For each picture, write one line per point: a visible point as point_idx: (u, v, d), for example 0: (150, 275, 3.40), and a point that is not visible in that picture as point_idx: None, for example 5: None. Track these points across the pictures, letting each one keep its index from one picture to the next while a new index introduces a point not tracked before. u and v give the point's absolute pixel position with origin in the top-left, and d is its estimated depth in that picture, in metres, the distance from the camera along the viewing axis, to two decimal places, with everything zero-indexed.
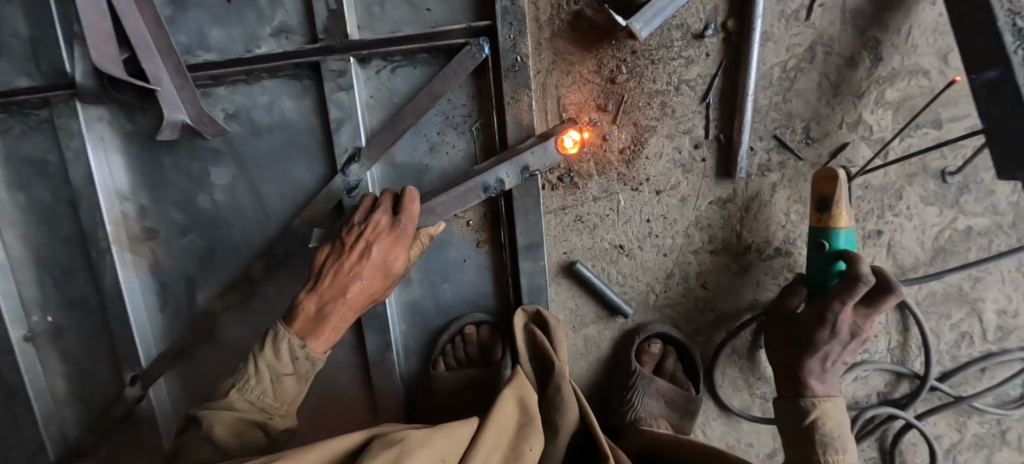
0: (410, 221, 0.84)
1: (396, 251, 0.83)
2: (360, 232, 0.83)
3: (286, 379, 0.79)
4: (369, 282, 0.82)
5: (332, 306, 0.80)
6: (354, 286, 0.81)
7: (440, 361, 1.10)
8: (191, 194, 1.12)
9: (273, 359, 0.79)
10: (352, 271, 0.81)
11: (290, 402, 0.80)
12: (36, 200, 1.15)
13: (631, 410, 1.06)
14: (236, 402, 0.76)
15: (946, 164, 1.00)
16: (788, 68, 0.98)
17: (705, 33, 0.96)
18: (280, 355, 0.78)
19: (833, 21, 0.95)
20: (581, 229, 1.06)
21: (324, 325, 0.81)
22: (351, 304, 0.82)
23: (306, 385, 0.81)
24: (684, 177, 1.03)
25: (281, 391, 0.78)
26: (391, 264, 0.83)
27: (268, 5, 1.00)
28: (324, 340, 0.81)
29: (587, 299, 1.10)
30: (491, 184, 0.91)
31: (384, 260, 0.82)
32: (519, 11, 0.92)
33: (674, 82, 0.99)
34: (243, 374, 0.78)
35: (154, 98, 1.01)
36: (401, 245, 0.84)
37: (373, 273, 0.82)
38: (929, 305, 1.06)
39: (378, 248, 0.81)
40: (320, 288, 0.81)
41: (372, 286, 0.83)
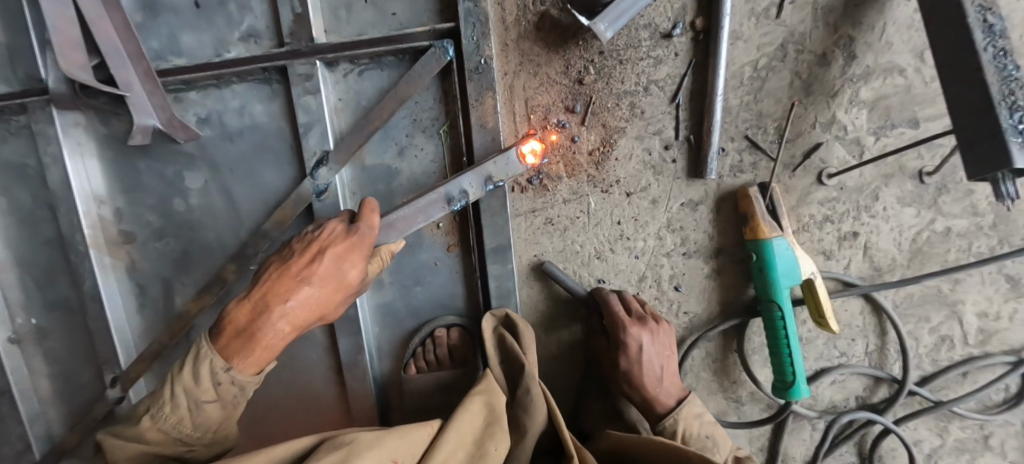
0: (371, 230, 0.82)
1: (349, 260, 0.80)
2: (313, 240, 0.81)
3: (207, 406, 0.75)
4: (316, 292, 0.77)
5: (267, 320, 0.74)
6: (297, 296, 0.76)
7: (411, 364, 1.10)
8: (166, 197, 1.13)
9: (193, 386, 0.74)
10: (296, 280, 0.76)
11: (208, 429, 0.77)
12: (18, 204, 1.17)
13: None
14: (147, 432, 0.74)
15: (923, 164, 0.98)
16: (758, 67, 0.96)
17: (673, 32, 0.95)
18: (202, 378, 0.74)
19: (804, 18, 0.94)
20: (551, 232, 1.05)
21: (254, 342, 0.74)
22: (291, 319, 0.76)
23: (230, 413, 0.78)
24: (655, 179, 1.02)
25: (199, 417, 0.75)
26: (344, 272, 0.79)
27: (237, 9, 1.01)
28: (253, 362, 0.75)
29: (559, 301, 1.09)
30: (454, 195, 0.90)
31: (338, 267, 0.79)
32: (482, 13, 0.92)
33: (643, 82, 0.98)
34: (158, 400, 0.75)
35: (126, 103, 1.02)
36: (355, 254, 0.80)
37: (321, 280, 0.77)
38: (907, 308, 1.04)
39: (331, 254, 0.78)
40: (257, 299, 0.76)
41: (319, 297, 0.77)
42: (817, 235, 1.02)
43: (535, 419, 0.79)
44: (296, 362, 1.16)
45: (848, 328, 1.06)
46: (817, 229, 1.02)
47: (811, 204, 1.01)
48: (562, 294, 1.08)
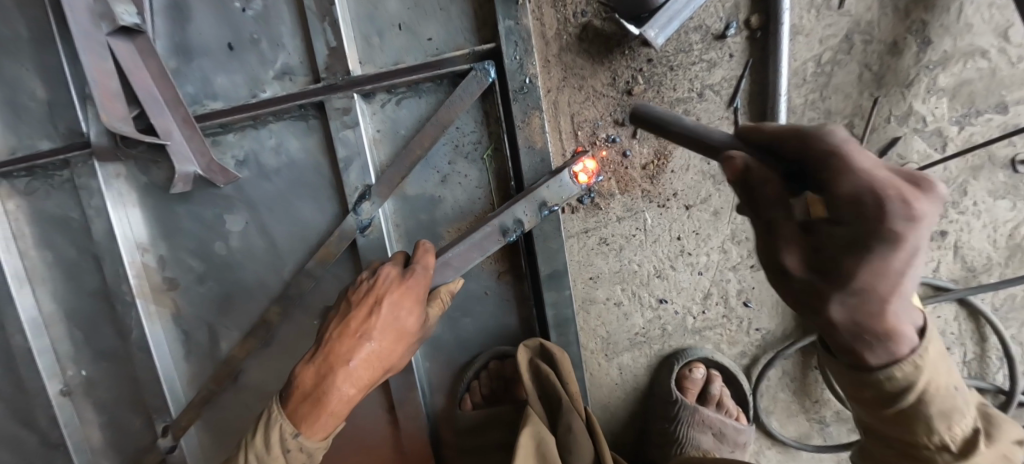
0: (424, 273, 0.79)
1: (408, 306, 0.76)
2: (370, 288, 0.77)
3: None
4: (380, 345, 0.74)
5: (335, 381, 0.70)
6: (360, 353, 0.72)
7: (466, 399, 1.05)
8: (207, 241, 1.11)
9: (263, 452, 0.70)
10: (361, 335, 0.73)
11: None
12: (64, 257, 1.17)
13: (676, 444, 0.99)
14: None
15: (1016, 152, 0.89)
16: (822, 62, 0.89)
17: (726, 33, 0.89)
18: (273, 443, 0.69)
19: (870, 6, 0.87)
20: (607, 252, 0.99)
21: (321, 407, 0.70)
22: (358, 378, 0.72)
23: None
24: (716, 188, 0.95)
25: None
26: (404, 320, 0.76)
27: (270, 47, 0.99)
28: (320, 428, 0.70)
29: (618, 325, 1.02)
30: (509, 226, 0.86)
31: (397, 316, 0.75)
32: (524, 31, 0.87)
33: (696, 88, 0.92)
34: None
35: (165, 151, 1.01)
36: (412, 298, 0.77)
37: (383, 332, 0.74)
38: (1008, 311, 0.94)
39: (388, 302, 0.75)
40: (321, 360, 0.72)
41: (380, 351, 0.74)
42: None
43: (581, 456, 0.84)
44: None
45: (942, 336, 0.96)
46: None
47: None
48: (621, 318, 1.02)
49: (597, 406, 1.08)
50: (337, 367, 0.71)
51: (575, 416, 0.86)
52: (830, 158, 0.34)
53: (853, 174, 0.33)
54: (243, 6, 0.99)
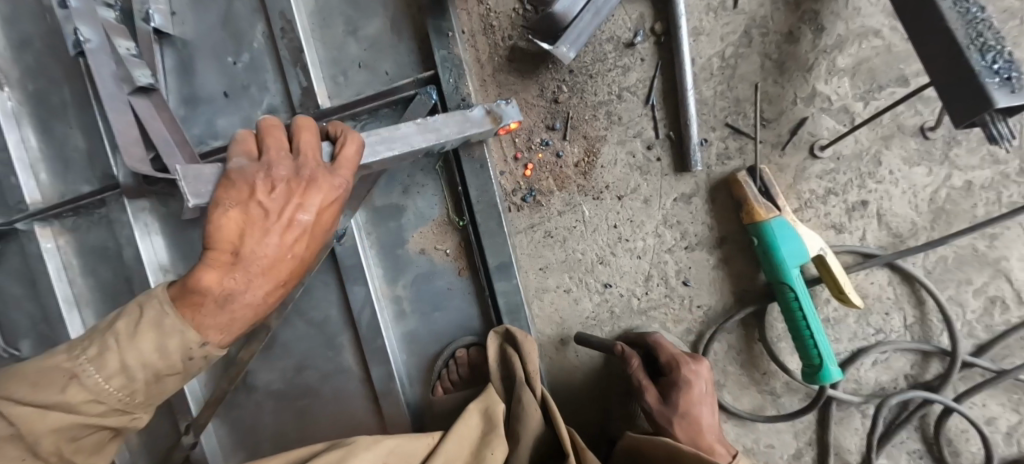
0: (343, 172, 0.72)
1: (314, 197, 0.69)
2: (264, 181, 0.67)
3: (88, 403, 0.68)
4: (283, 242, 0.68)
5: (232, 289, 0.67)
6: (257, 244, 0.67)
7: (438, 386, 1.15)
8: None
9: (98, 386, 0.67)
10: (252, 238, 0.67)
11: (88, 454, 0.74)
12: (105, 281, 1.39)
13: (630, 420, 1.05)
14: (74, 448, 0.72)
15: (923, 120, 0.94)
16: (726, 57, 0.98)
17: (635, 40, 1.00)
18: (171, 352, 0.68)
19: (762, 3, 0.96)
20: (552, 244, 1.10)
21: (232, 318, 0.70)
22: (256, 279, 0.69)
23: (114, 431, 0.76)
24: (644, 178, 1.04)
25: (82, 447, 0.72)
26: (301, 213, 0.68)
27: (258, 92, 1.19)
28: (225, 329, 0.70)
29: (570, 310, 1.11)
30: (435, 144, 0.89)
31: (314, 207, 0.70)
32: (456, 58, 1.02)
33: (615, 91, 1.03)
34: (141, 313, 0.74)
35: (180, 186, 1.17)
36: (321, 191, 0.70)
37: (280, 229, 0.68)
38: (942, 273, 0.97)
39: (286, 193, 0.68)
40: (225, 263, 0.67)
41: (284, 240, 0.68)
42: (823, 210, 0.99)
43: (527, 425, 0.87)
44: (338, 394, 1.26)
45: (879, 301, 1.00)
46: (821, 203, 0.99)
47: (809, 180, 0.99)
48: (572, 304, 1.11)
49: (558, 389, 1.15)
50: (233, 267, 0.67)
51: (530, 388, 0.92)
52: (654, 346, 0.97)
53: (665, 352, 0.94)
54: (235, 61, 1.19)
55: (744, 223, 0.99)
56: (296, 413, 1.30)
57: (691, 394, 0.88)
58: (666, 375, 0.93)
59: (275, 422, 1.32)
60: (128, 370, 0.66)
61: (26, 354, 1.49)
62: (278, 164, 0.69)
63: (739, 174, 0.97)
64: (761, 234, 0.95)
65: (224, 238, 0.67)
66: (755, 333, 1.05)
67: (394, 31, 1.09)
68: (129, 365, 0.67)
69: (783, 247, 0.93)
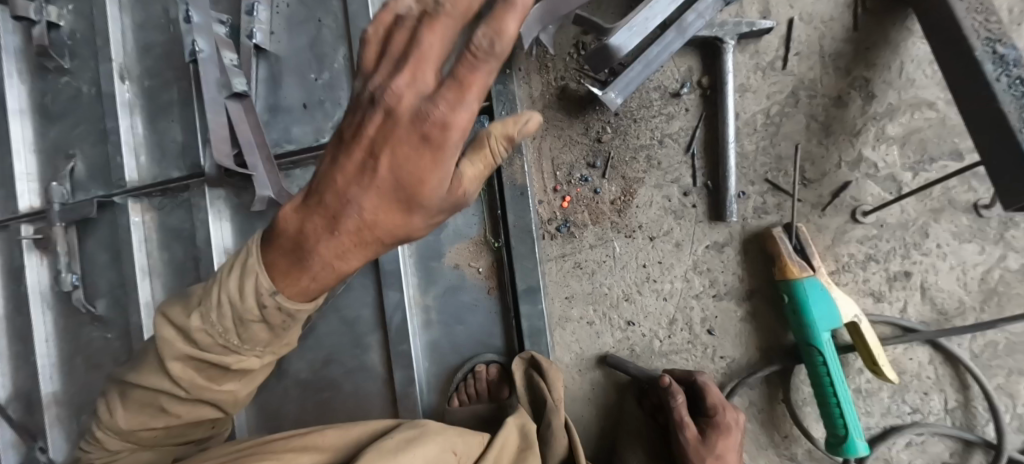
0: (495, 138, 0.55)
1: (444, 102, 0.44)
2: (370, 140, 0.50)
3: (251, 324, 0.62)
4: (382, 179, 0.50)
5: (328, 249, 0.55)
6: (388, 169, 0.49)
7: (455, 397, 1.19)
8: (271, 251, 1.42)
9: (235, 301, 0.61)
10: (392, 159, 0.49)
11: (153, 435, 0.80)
12: (176, 257, 1.56)
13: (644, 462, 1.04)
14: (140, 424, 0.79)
15: (977, 197, 0.92)
16: (771, 114, 1.01)
17: (681, 91, 1.05)
18: (247, 293, 0.60)
19: (812, 66, 0.98)
20: (580, 275, 1.13)
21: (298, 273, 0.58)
22: (381, 217, 0.52)
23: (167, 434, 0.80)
24: (677, 223, 1.07)
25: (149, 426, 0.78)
26: (429, 118, 0.46)
27: (332, 106, 1.33)
28: (299, 290, 0.60)
29: (591, 342, 1.13)
30: None
31: (406, 167, 0.49)
32: (511, 92, 1.10)
33: (657, 136, 1.07)
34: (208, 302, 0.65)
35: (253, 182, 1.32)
36: (440, 108, 0.45)
37: (408, 152, 0.48)
38: (991, 359, 0.92)
39: (410, 97, 0.47)
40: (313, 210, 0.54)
41: (414, 176, 0.48)
42: (861, 276, 0.97)
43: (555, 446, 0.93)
44: (360, 391, 1.33)
45: (917, 379, 0.95)
46: (860, 269, 0.97)
47: (849, 243, 0.98)
48: (592, 336, 1.13)
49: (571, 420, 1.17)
50: (343, 203, 0.52)
51: (558, 414, 0.96)
52: (701, 389, 0.94)
53: (712, 397, 0.92)
54: (317, 78, 1.34)
55: (775, 280, 0.98)
56: (318, 404, 1.37)
57: (729, 441, 0.89)
58: (706, 417, 0.93)
59: (299, 410, 1.39)
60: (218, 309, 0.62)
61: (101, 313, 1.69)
62: (401, 87, 0.47)
63: (773, 230, 0.97)
64: (791, 293, 0.94)
65: (341, 181, 0.52)
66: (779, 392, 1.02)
67: None
68: (221, 306, 0.63)
69: (812, 310, 0.91)
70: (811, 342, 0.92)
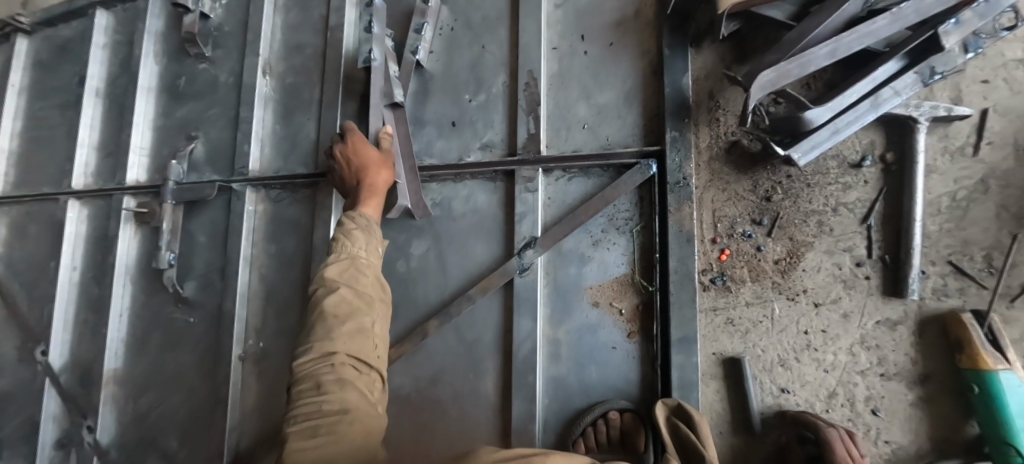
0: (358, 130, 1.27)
1: (361, 148, 1.24)
2: (342, 156, 1.24)
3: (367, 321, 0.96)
4: (374, 182, 1.21)
5: (367, 181, 1.21)
6: (359, 151, 1.24)
7: (580, 442, 1.11)
8: (391, 259, 1.41)
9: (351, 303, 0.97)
10: (376, 179, 1.21)
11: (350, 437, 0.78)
12: (284, 251, 1.58)
13: None
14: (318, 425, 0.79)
15: None
16: (957, 198, 1.00)
17: (862, 163, 1.06)
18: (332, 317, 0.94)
19: (1005, 157, 0.99)
20: (732, 332, 1.10)
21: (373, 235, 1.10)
22: (379, 170, 1.23)
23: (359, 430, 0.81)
24: (847, 292, 1.04)
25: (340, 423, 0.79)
26: (367, 156, 1.23)
27: (482, 127, 1.36)
28: (373, 205, 1.19)
29: (739, 405, 1.08)
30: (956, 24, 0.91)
31: (370, 169, 1.22)
32: (686, 140, 1.13)
33: (832, 203, 1.07)
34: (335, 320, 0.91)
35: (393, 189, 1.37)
36: (360, 145, 1.24)
37: (371, 159, 1.23)
38: None
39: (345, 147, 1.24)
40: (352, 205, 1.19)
41: (372, 160, 1.23)
42: None
43: None
44: (465, 420, 1.26)
45: None
46: None
47: None
48: (740, 399, 1.08)
49: None
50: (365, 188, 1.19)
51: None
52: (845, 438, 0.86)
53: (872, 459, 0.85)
54: (471, 99, 1.38)
55: (959, 366, 0.95)
56: (417, 426, 1.30)
57: None
58: None
59: (392, 429, 1.33)
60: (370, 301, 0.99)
61: (190, 295, 1.68)
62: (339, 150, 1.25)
63: (960, 313, 0.95)
64: (983, 382, 0.90)
65: (352, 166, 1.23)
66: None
67: (624, 105, 1.23)
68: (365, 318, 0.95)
69: (1010, 400, 0.86)
70: (1011, 439, 0.85)
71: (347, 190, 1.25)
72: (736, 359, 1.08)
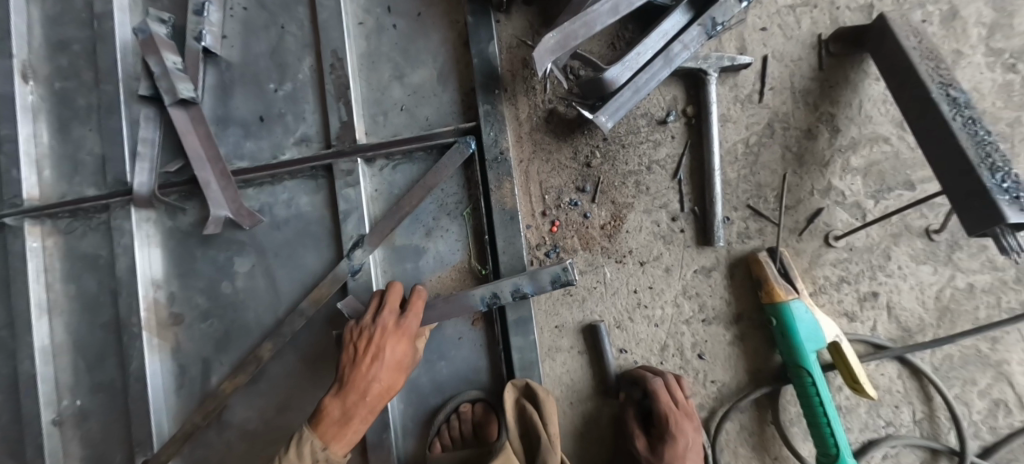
0: (403, 342, 0.97)
1: (400, 346, 0.96)
2: (364, 362, 0.94)
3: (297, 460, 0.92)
4: (388, 379, 0.95)
5: (376, 391, 0.94)
6: (391, 351, 0.95)
7: (436, 442, 1.08)
8: (214, 282, 1.22)
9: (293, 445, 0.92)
10: (393, 380, 0.96)
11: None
12: (86, 292, 1.26)
13: None
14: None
15: (928, 223, 1.01)
16: (749, 143, 1.06)
17: (667, 119, 1.07)
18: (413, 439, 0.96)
19: (784, 101, 1.05)
20: (570, 303, 1.09)
21: (346, 428, 0.93)
22: (394, 373, 0.96)
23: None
24: (667, 248, 1.07)
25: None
26: (399, 358, 0.96)
27: (294, 120, 1.20)
28: (344, 444, 0.93)
29: (584, 372, 1.09)
30: None
31: (388, 359, 0.94)
32: (499, 113, 1.08)
33: (645, 162, 1.08)
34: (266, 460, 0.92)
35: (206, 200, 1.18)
36: (403, 340, 0.97)
37: (388, 371, 0.95)
38: (949, 371, 1.00)
39: (390, 342, 0.95)
40: (344, 394, 0.93)
41: (389, 378, 0.95)
42: (836, 297, 1.03)
43: None
44: None
45: (889, 394, 1.01)
46: (835, 290, 1.03)
47: (824, 266, 1.03)
48: (589, 364, 1.09)
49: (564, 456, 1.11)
50: (370, 398, 0.93)
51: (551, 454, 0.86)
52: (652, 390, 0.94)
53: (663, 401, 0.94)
54: (277, 88, 1.21)
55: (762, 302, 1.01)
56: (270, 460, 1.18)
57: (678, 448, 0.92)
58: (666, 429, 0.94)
59: None
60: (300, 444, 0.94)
61: None
62: (388, 351, 0.95)
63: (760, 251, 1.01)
64: (779, 314, 0.97)
65: (383, 358, 0.94)
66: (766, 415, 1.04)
67: (440, 82, 1.15)
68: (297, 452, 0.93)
69: (801, 327, 0.94)
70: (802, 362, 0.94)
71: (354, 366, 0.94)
72: (594, 325, 1.07)
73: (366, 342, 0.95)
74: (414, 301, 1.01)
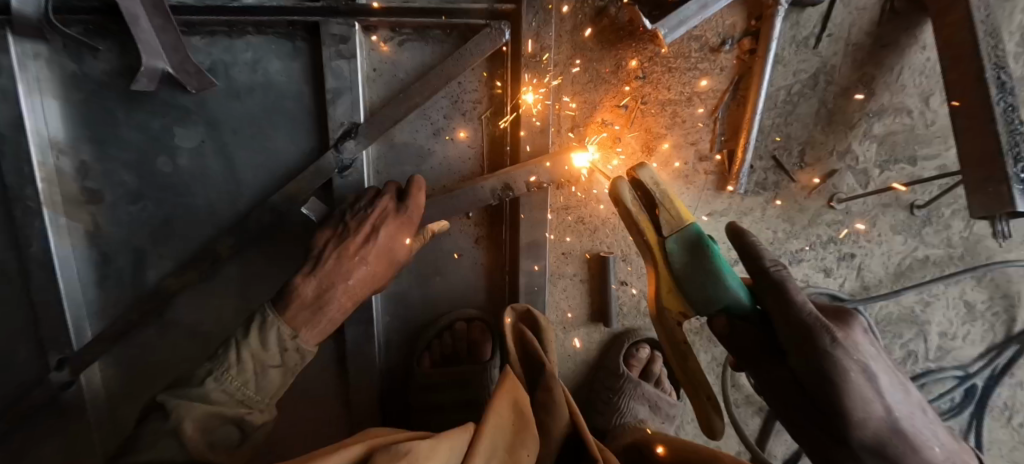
0: (405, 232, 0.85)
1: (400, 237, 0.84)
2: (350, 239, 0.82)
3: (271, 372, 0.74)
4: (373, 268, 0.83)
5: (354, 278, 0.80)
6: (380, 240, 0.82)
7: (425, 357, 1.05)
8: (147, 155, 0.96)
9: (259, 348, 0.73)
10: (378, 266, 0.83)
11: (271, 396, 0.74)
12: None
13: (614, 395, 1.11)
14: (212, 394, 0.69)
15: (915, 198, 1.09)
16: (792, 92, 1.01)
17: (721, 47, 0.98)
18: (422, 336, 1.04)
19: (837, 52, 0.99)
20: (582, 231, 1.06)
21: (321, 315, 0.78)
22: (377, 262, 0.83)
23: (290, 379, 0.77)
24: (687, 187, 1.06)
25: (267, 384, 0.73)
26: (395, 250, 0.84)
27: None
28: (318, 333, 0.78)
29: (581, 299, 1.11)
30: None
31: (381, 245, 0.82)
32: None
33: (688, 92, 1.00)
34: (221, 362, 0.71)
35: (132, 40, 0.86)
36: (404, 231, 0.85)
37: (377, 259, 0.82)
38: (885, 325, 1.18)
39: (387, 230, 0.83)
40: (322, 275, 0.79)
41: (373, 273, 0.83)
42: (820, 254, 1.12)
43: (556, 421, 0.76)
44: None
45: None
46: (821, 248, 1.12)
47: (820, 225, 1.10)
48: (596, 291, 1.10)
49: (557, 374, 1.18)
50: (342, 283, 0.80)
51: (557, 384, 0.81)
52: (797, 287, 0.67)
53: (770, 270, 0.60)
54: None
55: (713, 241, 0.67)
56: None
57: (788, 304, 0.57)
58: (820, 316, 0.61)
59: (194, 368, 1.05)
60: (247, 356, 0.72)
61: None
62: (383, 235, 0.82)
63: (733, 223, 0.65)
64: (690, 236, 0.68)
65: (377, 240, 0.82)
66: (879, 407, 0.56)
67: None
68: (242, 359, 0.71)
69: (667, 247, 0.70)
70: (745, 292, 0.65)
71: (343, 241, 0.82)
72: (603, 257, 1.06)
73: (358, 227, 0.83)
74: (411, 193, 0.86)
